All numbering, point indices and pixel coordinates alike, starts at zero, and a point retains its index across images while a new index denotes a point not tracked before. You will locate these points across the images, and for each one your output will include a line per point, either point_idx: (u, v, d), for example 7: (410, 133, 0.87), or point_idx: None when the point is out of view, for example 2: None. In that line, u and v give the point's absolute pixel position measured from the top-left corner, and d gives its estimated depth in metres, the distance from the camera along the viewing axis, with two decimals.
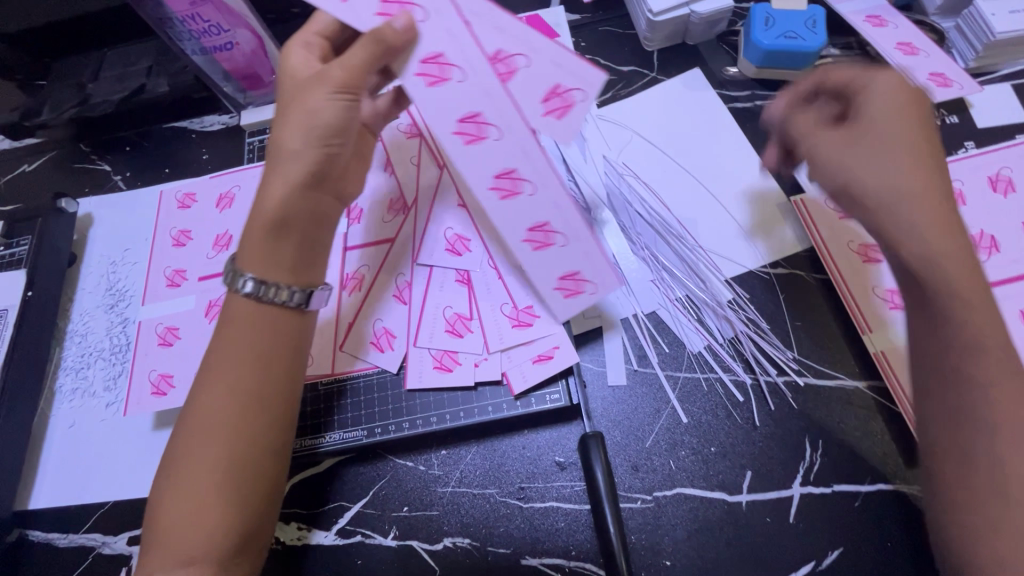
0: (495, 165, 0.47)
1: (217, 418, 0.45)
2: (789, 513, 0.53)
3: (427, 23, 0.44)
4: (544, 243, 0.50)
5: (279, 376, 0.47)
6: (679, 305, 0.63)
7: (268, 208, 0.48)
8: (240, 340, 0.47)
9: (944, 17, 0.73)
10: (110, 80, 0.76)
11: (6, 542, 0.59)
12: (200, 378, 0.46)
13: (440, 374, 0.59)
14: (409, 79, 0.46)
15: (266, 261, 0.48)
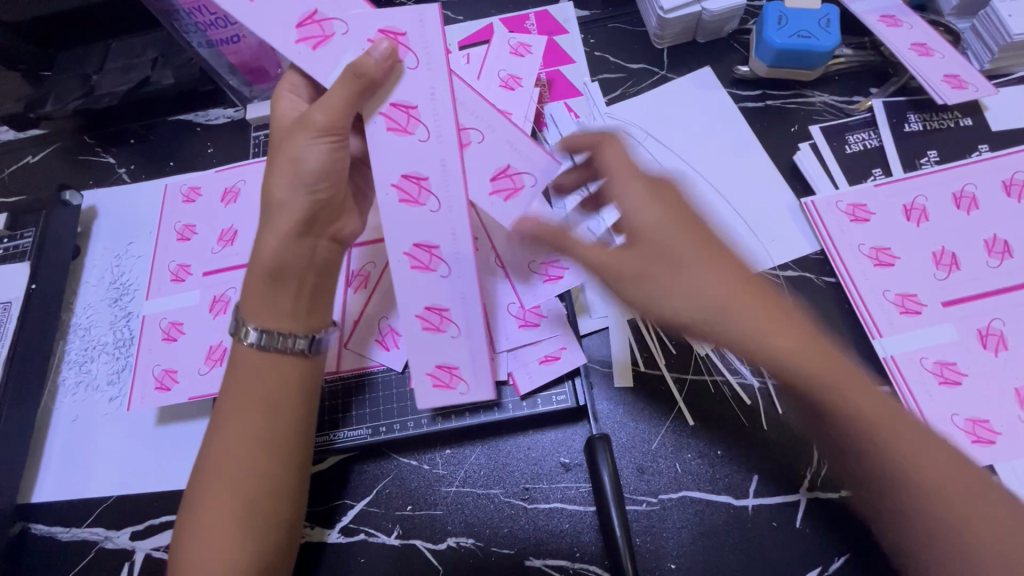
0: (419, 234, 0.50)
1: (235, 461, 0.47)
2: (796, 518, 0.53)
3: (416, 73, 0.47)
4: (436, 326, 0.51)
5: (292, 413, 0.49)
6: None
7: (261, 257, 0.49)
8: (253, 385, 0.49)
9: (959, 18, 0.72)
10: (114, 71, 0.76)
11: (8, 535, 0.59)
12: (216, 425, 0.48)
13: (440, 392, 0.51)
14: (371, 119, 0.48)
15: (268, 310, 0.50)
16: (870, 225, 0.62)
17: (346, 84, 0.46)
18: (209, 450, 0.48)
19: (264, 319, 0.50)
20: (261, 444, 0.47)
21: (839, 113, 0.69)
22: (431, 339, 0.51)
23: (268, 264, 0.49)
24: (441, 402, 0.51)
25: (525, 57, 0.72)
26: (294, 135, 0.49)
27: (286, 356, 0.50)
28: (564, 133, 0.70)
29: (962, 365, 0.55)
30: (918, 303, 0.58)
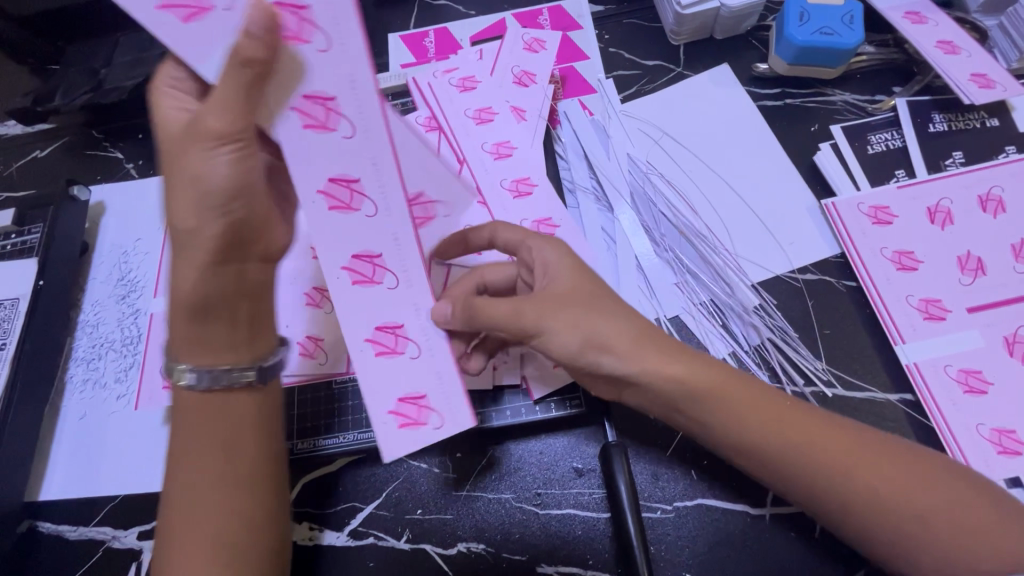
0: (354, 243, 0.44)
1: (203, 507, 0.43)
2: (816, 528, 0.51)
3: (326, 57, 0.39)
4: (391, 350, 0.46)
5: (255, 448, 0.46)
6: (704, 310, 0.61)
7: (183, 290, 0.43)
8: (203, 428, 0.45)
9: (986, 15, 0.70)
10: (123, 65, 0.75)
11: (16, 533, 0.59)
12: (174, 475, 0.44)
13: (411, 431, 0.46)
14: (281, 113, 0.40)
15: (200, 344, 0.45)
16: (892, 228, 0.61)
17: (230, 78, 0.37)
18: (172, 503, 0.44)
19: (196, 357, 0.45)
20: (229, 484, 0.44)
21: (862, 112, 0.68)
22: (388, 364, 0.46)
23: (192, 298, 0.43)
24: (416, 443, 0.46)
25: (539, 53, 0.71)
26: (188, 147, 0.41)
27: (233, 392, 0.45)
28: (578, 131, 0.68)
29: (988, 373, 0.54)
30: (942, 309, 0.57)
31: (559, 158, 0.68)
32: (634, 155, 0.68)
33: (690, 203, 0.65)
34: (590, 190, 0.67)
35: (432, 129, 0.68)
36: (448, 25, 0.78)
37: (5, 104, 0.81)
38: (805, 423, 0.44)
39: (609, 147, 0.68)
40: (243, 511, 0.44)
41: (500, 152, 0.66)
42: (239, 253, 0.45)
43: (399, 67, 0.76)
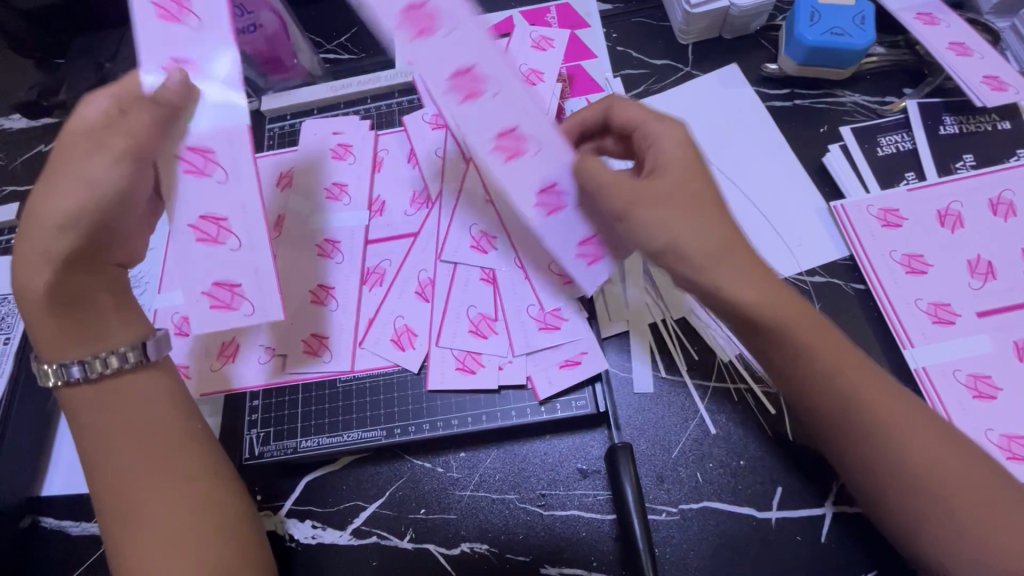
0: (494, 122, 0.44)
1: (132, 496, 0.44)
2: (822, 533, 0.51)
3: (224, 188, 0.45)
4: (555, 206, 0.47)
5: (166, 426, 0.47)
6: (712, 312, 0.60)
7: (37, 286, 0.45)
8: (105, 420, 0.46)
9: (998, 16, 0.69)
10: (128, 60, 0.75)
11: (18, 528, 0.59)
12: (97, 478, 0.45)
13: (463, 376, 0.57)
14: (178, 228, 0.45)
15: (54, 335, 0.46)
16: (901, 231, 0.60)
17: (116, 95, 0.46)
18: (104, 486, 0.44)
19: (52, 351, 0.46)
20: (157, 466, 0.45)
21: (872, 113, 0.67)
22: (560, 220, 0.48)
23: (47, 292, 0.46)
24: (604, 272, 0.51)
25: (547, 51, 0.72)
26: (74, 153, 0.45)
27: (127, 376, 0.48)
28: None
29: (997, 379, 0.53)
30: (950, 313, 0.56)
31: None
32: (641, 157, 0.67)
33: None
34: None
35: (439, 127, 0.68)
36: None
37: (10, 98, 0.81)
38: (870, 380, 0.43)
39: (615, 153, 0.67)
40: (181, 489, 0.45)
41: None
42: (94, 263, 0.49)
43: None
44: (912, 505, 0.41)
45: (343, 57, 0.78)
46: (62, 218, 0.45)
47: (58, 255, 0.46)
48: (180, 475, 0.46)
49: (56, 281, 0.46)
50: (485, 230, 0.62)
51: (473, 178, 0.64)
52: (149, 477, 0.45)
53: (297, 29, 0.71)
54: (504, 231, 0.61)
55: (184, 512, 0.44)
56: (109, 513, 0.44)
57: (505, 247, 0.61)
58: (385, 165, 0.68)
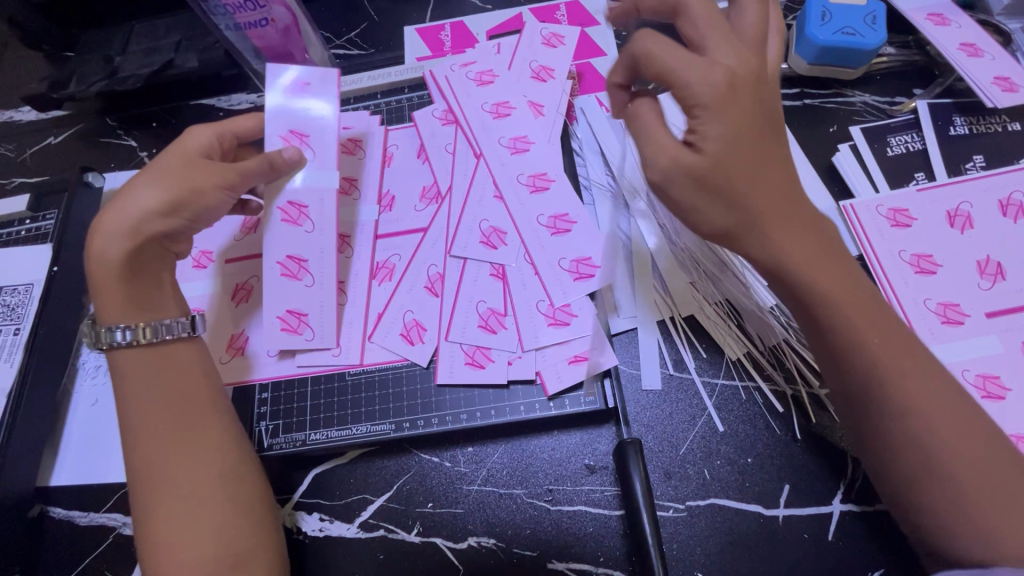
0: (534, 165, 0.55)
1: (159, 457, 0.46)
2: (828, 531, 0.51)
3: (309, 236, 0.58)
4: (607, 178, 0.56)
5: (202, 400, 0.50)
6: (721, 310, 0.60)
7: (117, 256, 0.49)
8: (149, 385, 0.48)
9: (1010, 18, 0.69)
10: (139, 54, 0.75)
11: (28, 518, 0.59)
12: (127, 439, 0.47)
13: (472, 370, 0.58)
14: (267, 264, 0.58)
15: (119, 304, 0.49)
16: (911, 231, 0.60)
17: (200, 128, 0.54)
18: (133, 441, 0.47)
19: (111, 316, 0.50)
20: (187, 434, 0.47)
21: (882, 113, 0.67)
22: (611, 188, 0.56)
23: (123, 262, 0.49)
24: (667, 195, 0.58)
25: (558, 48, 0.70)
26: (160, 156, 0.53)
27: (172, 345, 0.51)
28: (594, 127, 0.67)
29: (1006, 379, 0.53)
30: (959, 313, 0.56)
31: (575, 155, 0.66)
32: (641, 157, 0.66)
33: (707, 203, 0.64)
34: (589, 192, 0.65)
35: (449, 122, 0.68)
36: (465, 18, 0.78)
37: (19, 90, 0.82)
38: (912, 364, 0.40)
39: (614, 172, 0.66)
40: (203, 460, 0.47)
41: (517, 146, 0.64)
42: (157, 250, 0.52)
43: (416, 59, 0.75)
44: (945, 515, 0.39)
45: (352, 52, 0.78)
46: (151, 204, 0.49)
47: (142, 233, 0.50)
48: (206, 446, 0.48)
49: (137, 256, 0.50)
50: (495, 226, 0.62)
51: (482, 175, 0.64)
52: (176, 443, 0.47)
53: (307, 23, 0.72)
54: (513, 227, 0.62)
55: (211, 472, 0.47)
56: (135, 471, 0.46)
57: (515, 243, 0.61)
58: (395, 160, 0.68)
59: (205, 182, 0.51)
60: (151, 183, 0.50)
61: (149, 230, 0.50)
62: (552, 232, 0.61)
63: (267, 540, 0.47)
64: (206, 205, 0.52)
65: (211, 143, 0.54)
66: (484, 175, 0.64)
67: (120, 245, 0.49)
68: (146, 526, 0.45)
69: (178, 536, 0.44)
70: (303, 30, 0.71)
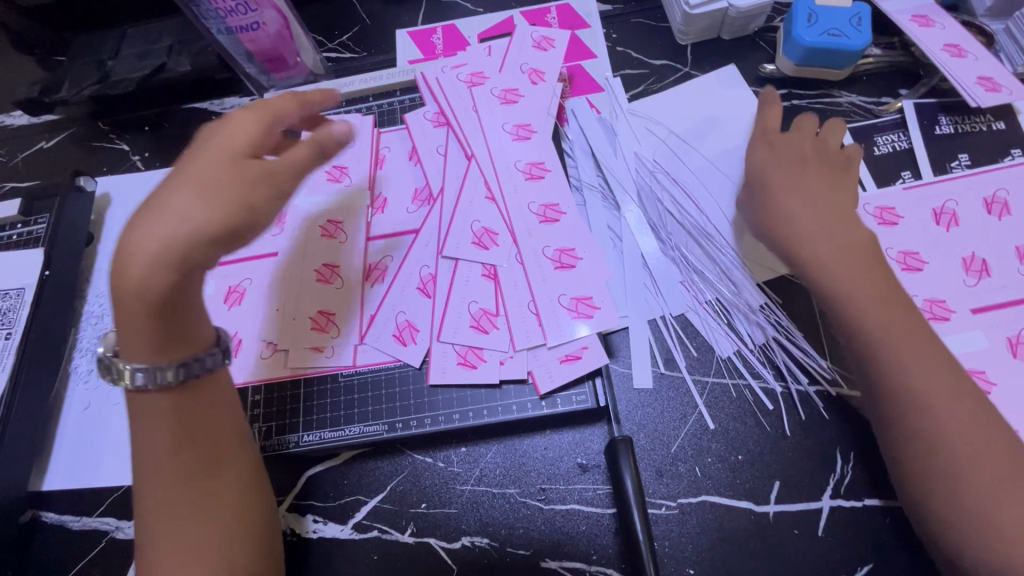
0: (526, 215, 0.62)
1: (166, 492, 0.46)
2: (818, 526, 0.52)
3: (343, 246, 0.64)
4: (565, 261, 0.60)
5: (216, 432, 0.49)
6: (707, 309, 0.61)
7: (160, 289, 0.42)
8: (161, 421, 0.46)
9: (993, 18, 0.70)
10: (132, 58, 0.76)
11: (19, 523, 0.59)
12: (139, 465, 0.46)
13: (464, 370, 0.58)
14: (305, 272, 0.63)
15: (148, 341, 0.44)
16: (897, 229, 0.61)
17: (255, 126, 0.47)
18: (143, 467, 0.46)
19: (139, 354, 0.45)
20: (206, 463, 0.47)
21: (868, 113, 0.68)
22: (580, 244, 0.61)
23: (166, 297, 0.43)
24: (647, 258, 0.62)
25: (548, 51, 0.70)
26: (209, 153, 0.46)
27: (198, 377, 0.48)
28: (585, 130, 0.68)
29: (991, 374, 0.54)
30: (946, 310, 0.57)
31: (572, 156, 0.68)
32: (641, 153, 0.67)
33: (696, 195, 0.65)
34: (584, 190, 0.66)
35: (440, 125, 0.68)
36: (456, 22, 0.79)
37: (11, 95, 0.81)
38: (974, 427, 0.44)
39: (609, 168, 0.66)
40: (218, 487, 0.47)
41: (520, 133, 0.66)
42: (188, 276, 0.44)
43: (407, 63, 0.76)
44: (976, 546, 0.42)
45: (345, 55, 0.79)
46: (201, 223, 0.42)
47: (192, 262, 0.43)
48: (220, 471, 0.48)
49: (183, 287, 0.44)
50: (486, 228, 0.62)
51: (474, 176, 0.64)
52: (193, 472, 0.47)
53: (299, 26, 0.71)
54: (506, 228, 0.62)
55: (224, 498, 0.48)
56: (144, 496, 0.46)
57: (507, 243, 0.61)
58: (386, 162, 0.69)
59: (262, 195, 0.46)
60: (195, 193, 0.44)
61: (203, 255, 0.43)
62: (542, 219, 0.62)
63: (270, 567, 0.49)
64: (262, 221, 0.46)
65: (260, 137, 0.48)
66: (476, 176, 0.64)
67: (166, 275, 0.42)
68: (150, 545, 0.45)
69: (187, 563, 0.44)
70: (296, 34, 0.71)
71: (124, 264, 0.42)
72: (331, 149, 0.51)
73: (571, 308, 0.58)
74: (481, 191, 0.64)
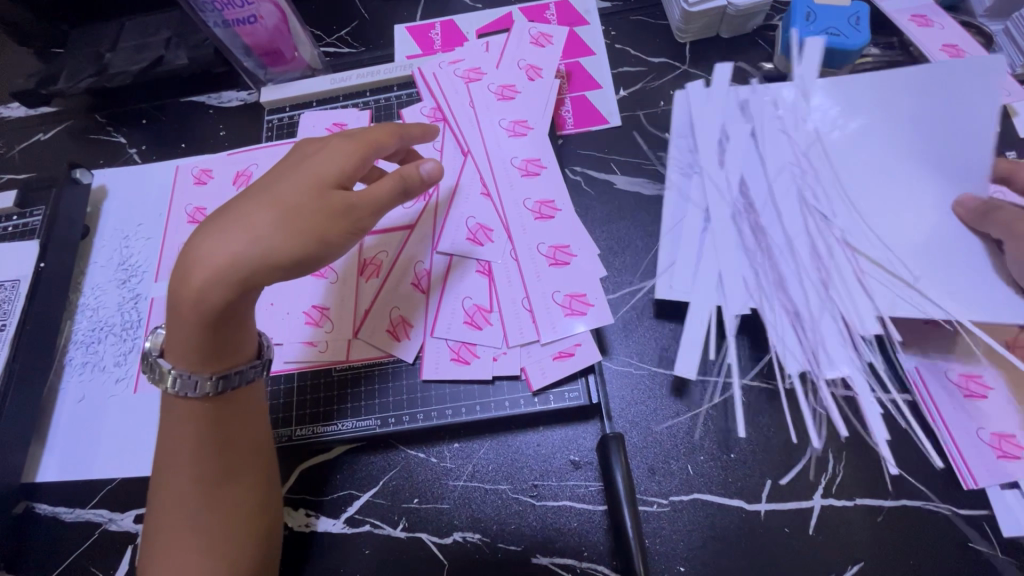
0: (524, 211, 0.62)
1: (182, 495, 0.47)
2: (809, 525, 0.52)
3: None
4: (559, 260, 0.60)
5: (247, 443, 0.50)
6: (782, 317, 0.48)
7: (219, 304, 0.44)
8: (195, 428, 0.47)
9: (992, 19, 0.70)
10: (129, 51, 0.75)
11: (13, 514, 0.59)
12: (162, 459, 0.48)
13: (457, 366, 0.58)
14: None
15: (197, 351, 0.46)
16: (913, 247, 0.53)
17: (345, 152, 0.49)
18: (166, 462, 0.47)
19: (185, 361, 0.47)
20: (224, 470, 0.48)
21: None
22: (575, 243, 0.61)
23: (220, 312, 0.44)
24: (729, 255, 0.50)
25: (546, 47, 0.70)
26: (293, 175, 0.48)
27: (237, 390, 0.49)
28: (708, 103, 0.54)
29: (989, 376, 0.51)
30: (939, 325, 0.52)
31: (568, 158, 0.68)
32: (770, 133, 0.53)
33: (828, 210, 0.50)
34: (688, 173, 0.55)
35: (437, 120, 0.68)
36: (454, 17, 0.78)
37: (8, 87, 0.81)
38: None
39: (727, 153, 0.53)
40: (233, 495, 0.48)
41: (517, 130, 0.66)
42: (246, 298, 0.45)
43: (405, 58, 0.76)
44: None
45: (343, 50, 0.78)
46: (270, 247, 0.44)
47: (252, 283, 0.44)
48: (238, 480, 0.48)
49: (241, 304, 0.45)
50: (482, 224, 0.62)
51: (469, 172, 0.64)
52: (210, 478, 0.47)
53: (297, 21, 0.71)
54: (501, 224, 0.62)
55: (237, 506, 0.48)
56: (160, 489, 0.47)
57: (502, 240, 0.61)
58: None
59: (333, 229, 0.47)
60: (267, 214, 0.45)
61: (264, 279, 0.45)
62: (536, 216, 0.62)
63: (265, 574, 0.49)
64: (329, 254, 0.48)
65: (350, 169, 0.49)
66: (472, 172, 0.64)
67: (224, 292, 0.44)
68: (157, 535, 0.47)
69: (190, 564, 0.45)
70: (294, 28, 0.71)
71: (188, 273, 0.44)
72: (416, 187, 0.51)
73: (564, 305, 0.58)
74: (477, 189, 0.64)
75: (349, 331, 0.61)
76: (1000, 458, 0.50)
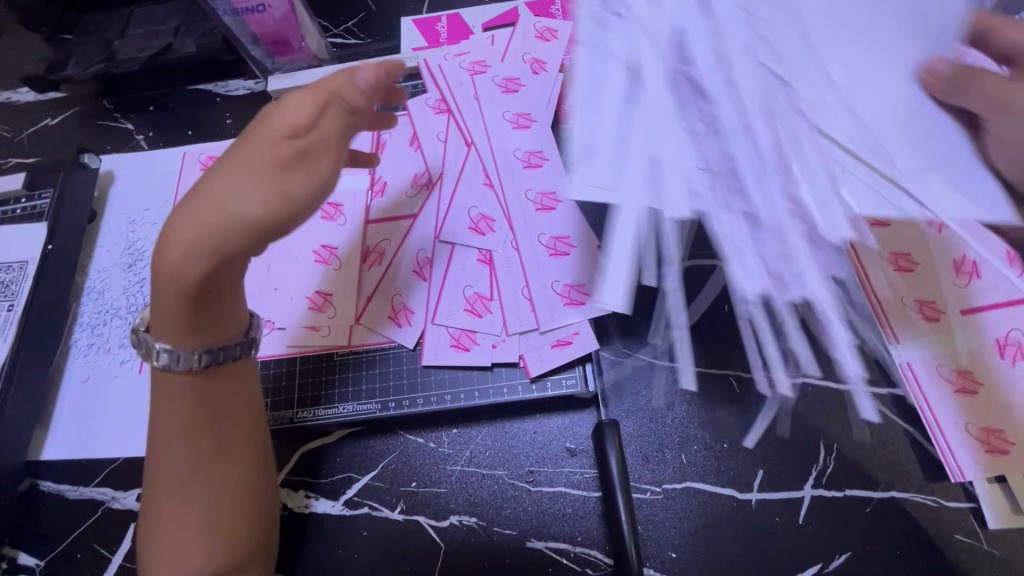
0: (528, 202, 0.63)
1: (176, 472, 0.47)
2: (799, 515, 0.53)
3: (342, 228, 0.65)
4: (558, 250, 0.61)
5: (236, 420, 0.50)
6: (736, 220, 0.33)
7: (192, 278, 0.42)
8: (184, 405, 0.48)
9: None
10: (138, 38, 0.76)
11: (17, 491, 0.60)
12: (154, 438, 0.49)
13: (457, 353, 0.59)
14: (304, 253, 0.64)
15: (181, 327, 0.46)
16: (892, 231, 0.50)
17: (300, 102, 0.42)
18: (158, 441, 0.48)
19: (169, 336, 0.47)
20: (215, 446, 0.49)
21: None
22: (576, 235, 0.61)
23: (198, 289, 0.43)
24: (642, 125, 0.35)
25: (551, 41, 0.71)
26: (255, 134, 0.42)
27: (222, 365, 0.50)
28: None
29: None
30: (937, 311, 0.52)
31: None
32: None
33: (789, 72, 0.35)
34: (608, 20, 0.37)
35: (442, 111, 0.69)
36: (461, 11, 0.79)
37: (18, 72, 0.82)
38: None
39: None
40: (227, 470, 0.49)
41: (520, 122, 0.66)
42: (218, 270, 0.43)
43: (411, 50, 0.76)
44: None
45: (349, 42, 0.79)
46: (230, 213, 0.40)
47: (222, 253, 0.41)
48: (231, 455, 0.49)
49: (213, 278, 0.43)
50: (484, 214, 0.63)
51: (472, 163, 0.66)
52: (202, 453, 0.48)
53: (305, 12, 0.72)
54: (503, 215, 0.63)
55: (231, 481, 0.49)
56: (155, 467, 0.48)
57: (503, 230, 0.62)
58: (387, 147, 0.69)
59: (301, 186, 0.41)
60: (227, 182, 0.40)
61: (234, 248, 0.41)
62: (537, 207, 0.63)
63: (263, 548, 0.50)
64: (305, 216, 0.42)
65: (306, 118, 0.41)
66: (475, 163, 0.66)
67: (197, 268, 0.42)
68: (155, 514, 0.48)
69: (189, 538, 0.46)
70: (302, 19, 0.72)
71: (160, 252, 0.42)
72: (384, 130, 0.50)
73: (563, 295, 0.59)
74: (479, 179, 0.65)
75: (352, 316, 0.62)
76: (987, 452, 0.50)
